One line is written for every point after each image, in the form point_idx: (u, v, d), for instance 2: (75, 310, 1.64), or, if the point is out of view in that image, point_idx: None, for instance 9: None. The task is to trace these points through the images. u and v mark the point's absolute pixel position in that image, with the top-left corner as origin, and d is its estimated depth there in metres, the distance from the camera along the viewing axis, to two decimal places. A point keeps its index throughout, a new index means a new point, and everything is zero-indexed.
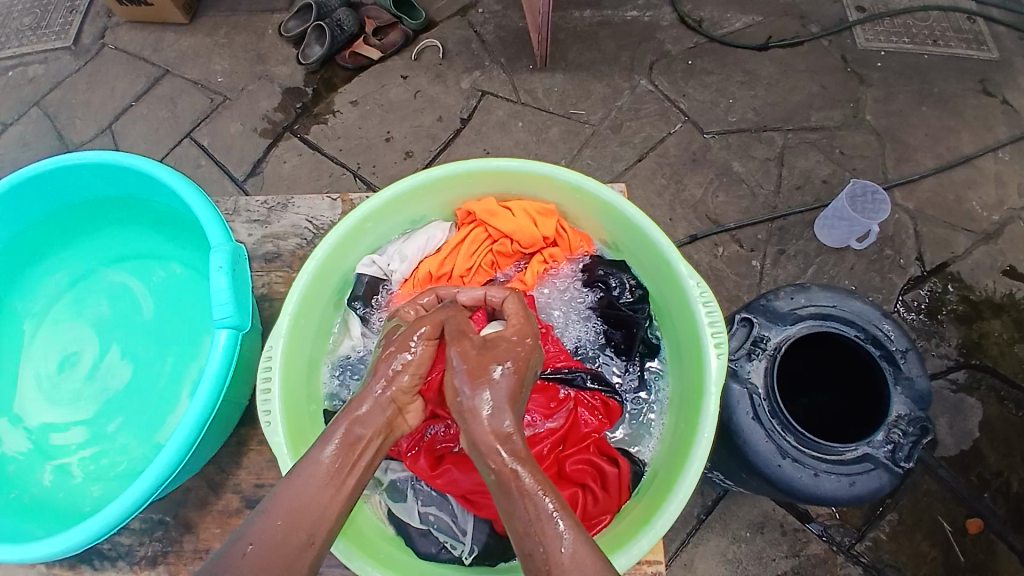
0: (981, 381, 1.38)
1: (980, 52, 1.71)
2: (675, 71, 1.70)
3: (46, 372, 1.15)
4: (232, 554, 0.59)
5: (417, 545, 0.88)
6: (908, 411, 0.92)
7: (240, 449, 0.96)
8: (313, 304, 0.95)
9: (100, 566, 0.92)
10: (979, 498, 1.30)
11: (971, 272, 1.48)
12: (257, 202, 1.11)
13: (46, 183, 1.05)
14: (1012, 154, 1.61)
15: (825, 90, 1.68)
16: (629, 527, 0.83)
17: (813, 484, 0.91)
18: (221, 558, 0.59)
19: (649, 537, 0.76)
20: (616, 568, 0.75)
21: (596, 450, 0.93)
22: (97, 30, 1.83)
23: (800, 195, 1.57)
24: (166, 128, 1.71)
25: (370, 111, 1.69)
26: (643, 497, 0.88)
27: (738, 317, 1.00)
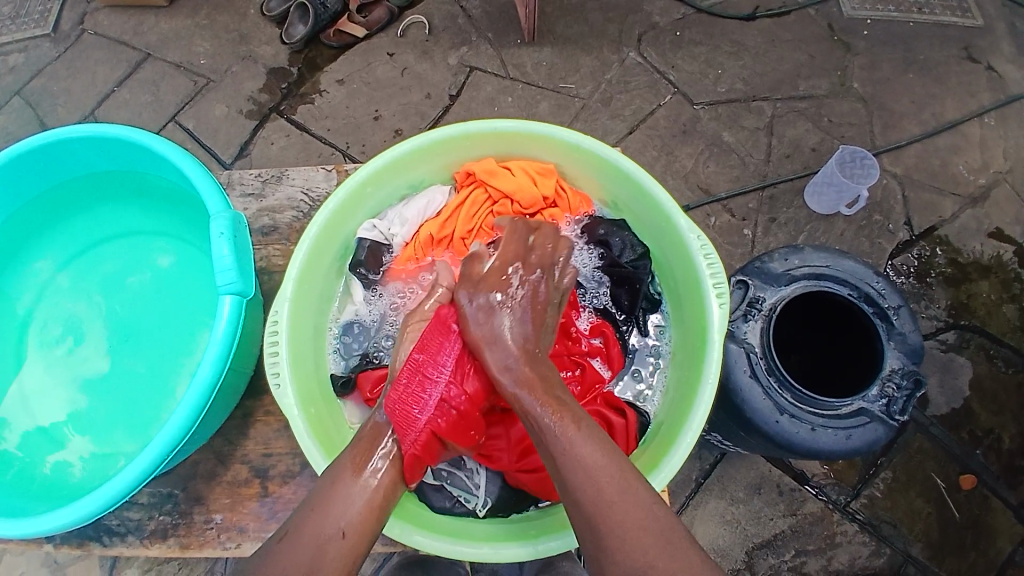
0: (969, 341, 1.41)
1: (965, 18, 1.72)
2: (663, 42, 1.70)
3: (43, 352, 1.14)
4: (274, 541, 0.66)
5: (432, 499, 0.90)
6: (901, 365, 0.94)
7: (247, 420, 0.96)
8: (316, 271, 0.96)
9: (109, 543, 0.91)
10: (971, 455, 1.33)
11: (959, 236, 1.50)
12: (251, 175, 1.10)
13: (42, 159, 1.04)
14: (996, 120, 1.63)
15: (812, 59, 1.68)
16: (636, 474, 0.85)
17: (810, 438, 0.93)
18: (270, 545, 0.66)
19: (658, 481, 0.79)
20: None
21: (603, 403, 0.95)
22: (75, 14, 1.79)
23: (789, 164, 1.58)
24: (151, 112, 1.68)
25: (357, 89, 1.67)
26: (650, 447, 0.90)
27: (734, 279, 1.01)
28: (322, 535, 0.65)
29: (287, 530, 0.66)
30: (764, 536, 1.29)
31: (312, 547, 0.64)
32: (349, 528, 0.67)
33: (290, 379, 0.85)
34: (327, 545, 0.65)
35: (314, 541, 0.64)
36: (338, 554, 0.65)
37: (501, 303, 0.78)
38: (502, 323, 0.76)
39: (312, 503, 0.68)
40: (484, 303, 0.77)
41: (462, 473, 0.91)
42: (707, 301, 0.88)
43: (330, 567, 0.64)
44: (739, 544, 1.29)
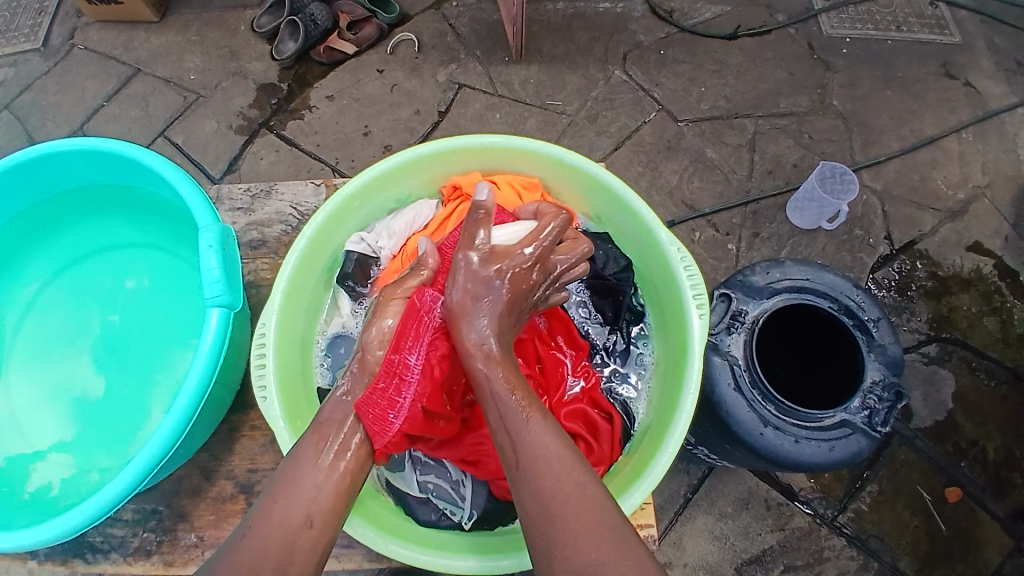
0: (952, 354, 1.43)
1: (943, 36, 1.78)
2: (648, 61, 1.73)
3: (27, 368, 1.14)
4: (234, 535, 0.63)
5: (418, 513, 0.91)
6: (883, 377, 0.95)
7: (232, 435, 0.96)
8: (304, 283, 0.97)
9: (92, 561, 0.91)
10: (956, 467, 1.35)
11: (939, 249, 1.53)
12: (240, 189, 1.11)
13: (31, 173, 1.04)
14: (974, 134, 1.67)
15: (793, 77, 1.72)
16: (623, 480, 0.86)
17: (794, 450, 0.94)
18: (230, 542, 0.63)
19: (628, 505, 0.79)
20: None
21: (589, 402, 0.98)
22: (65, 29, 1.80)
23: (772, 179, 1.61)
24: (140, 127, 1.69)
25: (347, 105, 1.69)
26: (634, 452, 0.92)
27: (716, 293, 1.03)
28: (288, 527, 0.63)
29: (249, 527, 0.63)
30: (752, 552, 1.30)
31: (278, 539, 0.62)
32: (317, 516, 0.65)
33: (277, 391, 0.85)
34: (292, 535, 0.62)
35: (278, 537, 0.61)
36: (307, 544, 0.63)
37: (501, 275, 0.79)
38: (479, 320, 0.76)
39: (273, 494, 0.66)
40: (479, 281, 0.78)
41: (447, 486, 0.93)
42: (687, 313, 0.90)
43: (300, 559, 0.61)
44: (728, 560, 1.29)
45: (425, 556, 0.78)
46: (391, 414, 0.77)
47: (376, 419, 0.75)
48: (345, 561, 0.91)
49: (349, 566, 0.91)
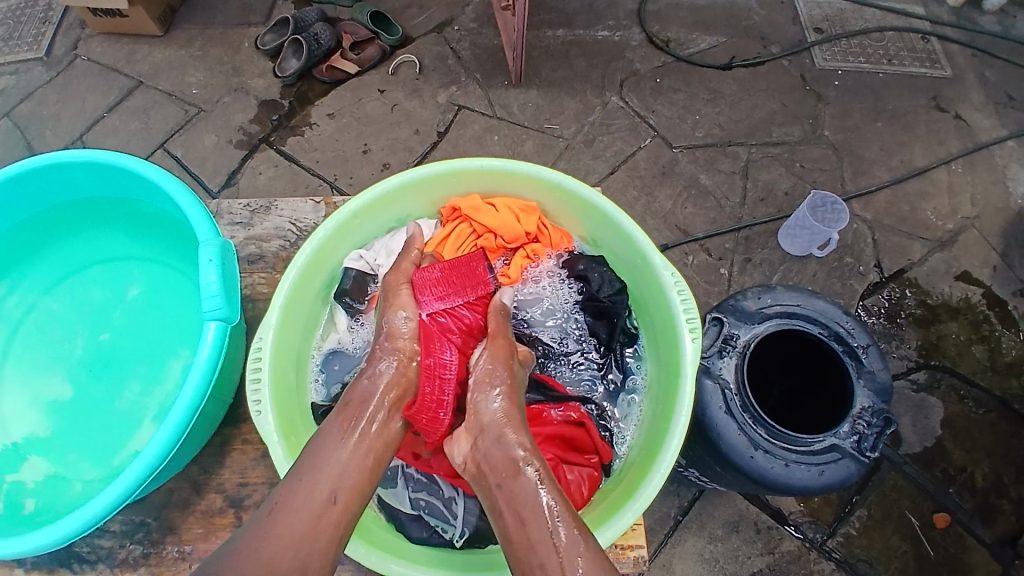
0: (940, 381, 1.45)
1: (933, 70, 1.83)
2: (644, 88, 1.77)
3: (16, 377, 1.13)
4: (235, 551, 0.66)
5: (410, 530, 0.91)
6: (872, 403, 0.97)
7: (224, 448, 0.95)
8: (302, 298, 0.98)
9: (78, 571, 0.90)
10: (945, 493, 1.36)
11: (928, 278, 1.56)
12: (240, 205, 1.12)
13: (33, 182, 1.05)
14: (963, 166, 1.71)
15: (785, 107, 1.76)
16: (614, 502, 0.87)
17: (784, 473, 0.95)
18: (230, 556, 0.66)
19: (607, 538, 0.79)
20: (602, 541, 0.79)
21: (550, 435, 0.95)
22: (69, 42, 1.82)
23: (764, 207, 1.64)
24: (140, 139, 1.70)
25: (348, 123, 1.71)
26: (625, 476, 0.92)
27: (709, 317, 1.05)
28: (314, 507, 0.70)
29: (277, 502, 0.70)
30: (742, 575, 1.29)
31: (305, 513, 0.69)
32: (339, 494, 0.72)
33: (271, 405, 0.85)
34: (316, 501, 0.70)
35: (279, 556, 0.65)
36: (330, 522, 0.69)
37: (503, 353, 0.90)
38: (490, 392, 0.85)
39: (299, 472, 0.73)
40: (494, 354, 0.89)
41: (439, 503, 0.93)
42: (680, 336, 0.91)
43: (323, 533, 0.68)
44: None
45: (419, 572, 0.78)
46: (441, 411, 0.87)
47: (429, 419, 0.86)
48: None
49: None
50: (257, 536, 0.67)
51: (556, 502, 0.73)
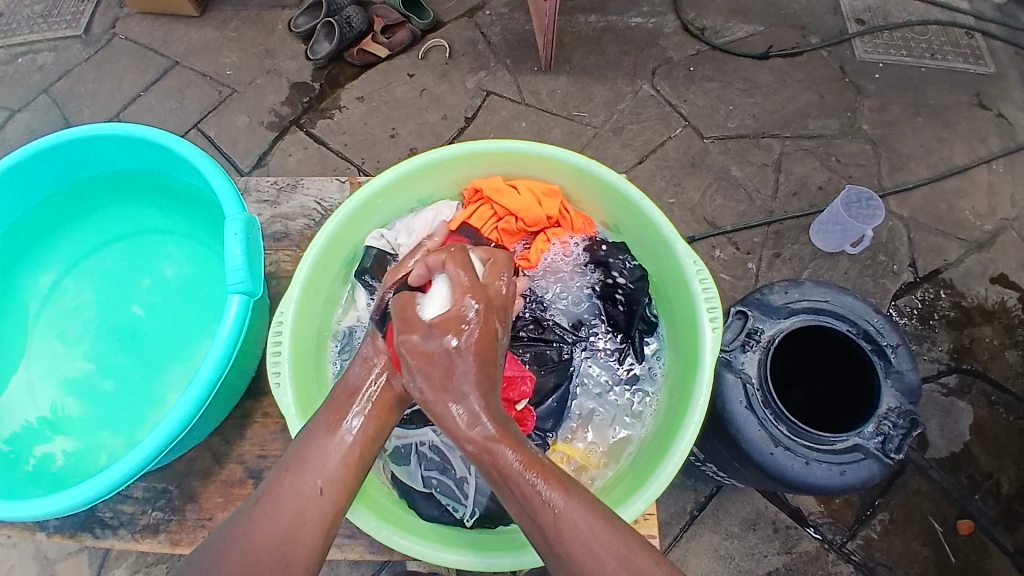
0: (971, 385, 1.40)
1: (976, 65, 1.76)
2: (677, 76, 1.74)
3: (51, 345, 1.17)
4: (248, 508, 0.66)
5: (421, 506, 0.92)
6: (898, 404, 0.93)
7: (245, 420, 0.97)
8: (324, 275, 0.99)
9: (100, 535, 0.92)
10: (969, 499, 1.32)
11: (963, 280, 1.51)
12: (268, 182, 1.13)
13: (70, 153, 1.07)
14: (1005, 165, 1.64)
15: (823, 99, 1.71)
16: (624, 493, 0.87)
17: (804, 472, 0.93)
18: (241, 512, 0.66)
19: (629, 514, 0.80)
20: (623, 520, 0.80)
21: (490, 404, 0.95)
22: (108, 21, 1.86)
23: (797, 201, 1.60)
24: (175, 119, 1.73)
25: (376, 107, 1.72)
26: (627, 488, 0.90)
27: (733, 310, 1.02)
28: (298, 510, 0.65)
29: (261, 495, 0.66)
30: (757, 573, 1.28)
31: (290, 515, 0.64)
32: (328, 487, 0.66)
33: (290, 378, 0.87)
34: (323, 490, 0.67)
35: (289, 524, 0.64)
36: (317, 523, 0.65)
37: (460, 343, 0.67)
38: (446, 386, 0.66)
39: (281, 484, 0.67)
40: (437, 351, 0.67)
41: (449, 484, 0.93)
42: (700, 325, 0.90)
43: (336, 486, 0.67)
44: None
45: (515, 557, 0.78)
46: None
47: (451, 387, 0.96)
48: (347, 551, 0.91)
49: (351, 556, 0.91)
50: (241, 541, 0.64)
51: (553, 492, 0.63)
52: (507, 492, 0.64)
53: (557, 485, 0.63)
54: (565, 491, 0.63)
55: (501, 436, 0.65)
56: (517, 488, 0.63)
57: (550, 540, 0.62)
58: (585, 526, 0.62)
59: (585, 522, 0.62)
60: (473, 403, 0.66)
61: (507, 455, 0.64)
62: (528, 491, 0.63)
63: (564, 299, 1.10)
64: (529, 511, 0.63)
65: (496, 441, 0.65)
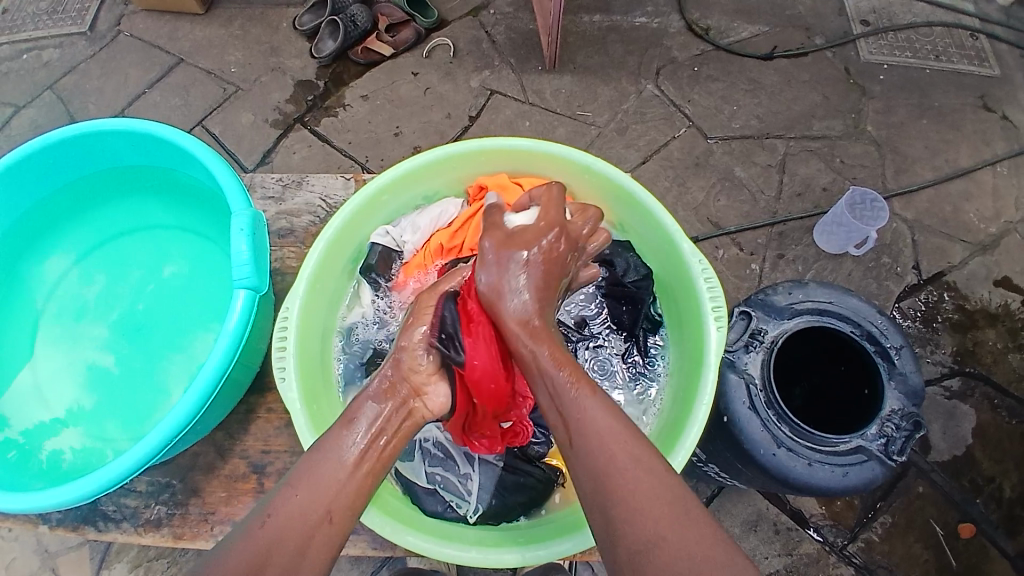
0: (974, 389, 1.40)
1: (982, 67, 1.75)
2: (681, 77, 1.73)
3: (56, 339, 1.17)
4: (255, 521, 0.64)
5: (424, 502, 0.92)
6: (902, 406, 0.93)
7: (249, 416, 0.97)
8: (329, 271, 0.99)
9: (103, 529, 0.93)
10: (971, 503, 1.32)
11: (967, 282, 1.50)
12: (273, 179, 1.13)
13: (76, 149, 1.07)
14: (1010, 168, 1.64)
15: (827, 100, 1.71)
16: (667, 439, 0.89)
17: (807, 473, 0.92)
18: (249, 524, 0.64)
19: (676, 462, 0.82)
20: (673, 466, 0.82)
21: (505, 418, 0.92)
22: (113, 17, 1.86)
23: (801, 202, 1.59)
24: (179, 115, 1.73)
25: (380, 106, 1.72)
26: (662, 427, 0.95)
27: (737, 309, 1.02)
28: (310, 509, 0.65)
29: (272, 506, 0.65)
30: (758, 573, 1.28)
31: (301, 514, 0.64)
32: (338, 491, 0.67)
33: (296, 373, 0.87)
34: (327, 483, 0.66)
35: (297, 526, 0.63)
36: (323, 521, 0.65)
37: (529, 260, 0.79)
38: (514, 281, 0.78)
39: (292, 483, 0.67)
40: (502, 259, 0.80)
41: (453, 480, 0.95)
42: (705, 323, 0.90)
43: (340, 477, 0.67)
44: None
45: (521, 554, 0.78)
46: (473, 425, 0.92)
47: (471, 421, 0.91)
48: (350, 547, 0.91)
49: (354, 552, 0.91)
50: (250, 538, 0.62)
51: (581, 388, 0.70)
52: (544, 388, 0.72)
53: (583, 383, 0.71)
54: (591, 390, 0.71)
55: (545, 333, 0.76)
56: (555, 380, 0.72)
57: (571, 438, 0.68)
58: (603, 424, 0.67)
59: (602, 421, 0.68)
60: (528, 295, 0.78)
61: (546, 354, 0.74)
62: (556, 386, 0.71)
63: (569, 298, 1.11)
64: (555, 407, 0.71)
65: (537, 343, 0.75)
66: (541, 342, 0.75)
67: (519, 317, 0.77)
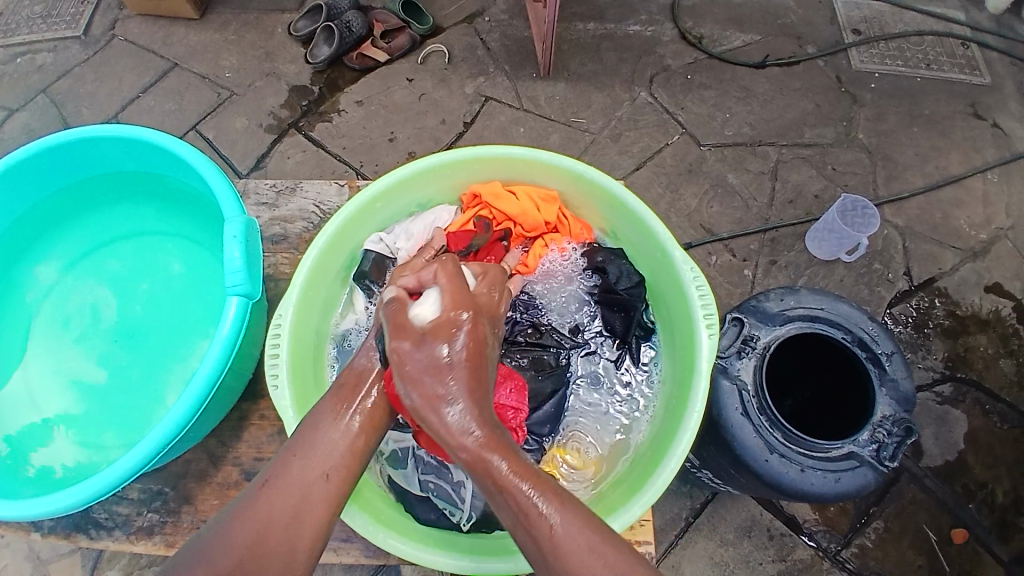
0: (966, 395, 1.41)
1: (972, 76, 1.77)
2: (674, 84, 1.75)
3: (48, 346, 1.16)
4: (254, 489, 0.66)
5: (418, 511, 0.92)
6: (893, 412, 0.94)
7: (241, 423, 0.97)
8: (323, 277, 0.99)
9: (95, 536, 0.92)
10: (963, 508, 1.33)
11: (958, 289, 1.52)
12: (267, 185, 1.13)
13: (69, 154, 1.07)
14: (1000, 175, 1.66)
15: (819, 108, 1.73)
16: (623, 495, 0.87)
17: (799, 479, 0.93)
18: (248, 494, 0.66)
19: (620, 523, 0.79)
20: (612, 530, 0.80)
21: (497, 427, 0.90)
22: (107, 22, 1.86)
23: (793, 209, 1.60)
24: (173, 120, 1.73)
25: (375, 111, 1.72)
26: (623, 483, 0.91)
27: (729, 316, 1.02)
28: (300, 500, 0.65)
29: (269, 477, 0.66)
30: None
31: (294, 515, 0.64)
32: (334, 472, 0.67)
33: (288, 381, 0.87)
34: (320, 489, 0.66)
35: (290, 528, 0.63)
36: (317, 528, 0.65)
37: (452, 356, 0.65)
38: (447, 390, 0.64)
39: (293, 449, 0.68)
40: (426, 361, 0.65)
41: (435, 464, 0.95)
42: (697, 331, 0.90)
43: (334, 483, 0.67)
44: None
45: (513, 561, 0.79)
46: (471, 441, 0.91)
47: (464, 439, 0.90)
48: (343, 555, 0.91)
49: (347, 560, 0.91)
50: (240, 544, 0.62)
51: (547, 510, 0.62)
52: (503, 503, 0.62)
53: (553, 501, 0.62)
54: (557, 503, 0.62)
55: (494, 444, 0.63)
56: (516, 495, 0.62)
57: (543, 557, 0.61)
58: (578, 540, 0.61)
59: (577, 536, 0.61)
60: (465, 403, 0.64)
61: (500, 466, 0.62)
62: (523, 502, 0.62)
63: (562, 304, 1.11)
64: (523, 526, 0.62)
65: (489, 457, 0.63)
66: (489, 457, 0.63)
67: (457, 428, 0.63)
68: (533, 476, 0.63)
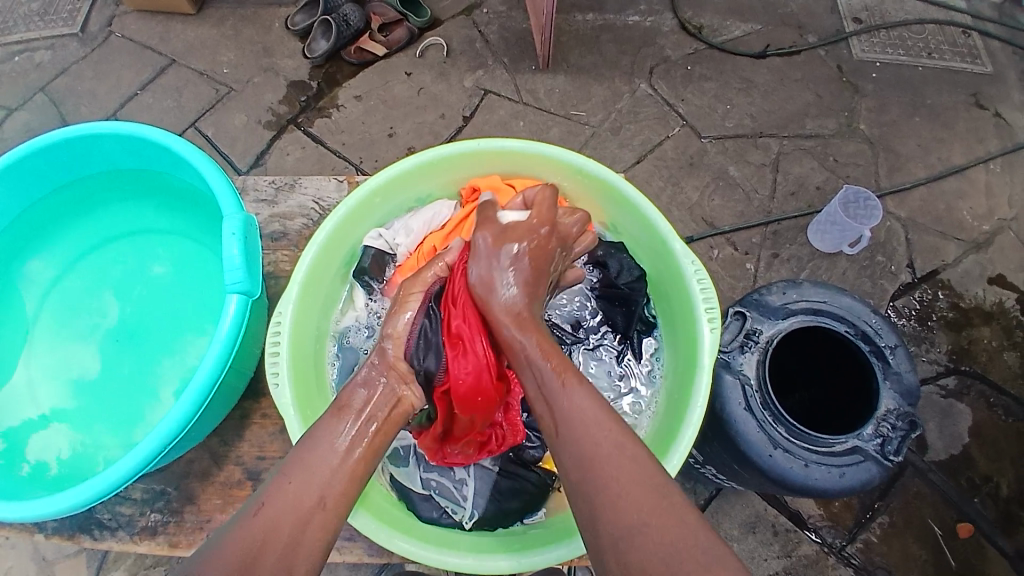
0: (970, 388, 1.41)
1: (974, 65, 1.76)
2: (675, 76, 1.73)
3: (47, 344, 1.16)
4: (249, 510, 0.64)
5: (420, 509, 0.92)
6: (897, 405, 0.93)
7: (243, 421, 0.97)
8: (323, 273, 0.98)
9: (98, 537, 0.92)
10: (969, 503, 1.32)
11: (960, 280, 1.51)
12: (265, 181, 1.12)
13: (67, 152, 1.06)
14: (1002, 165, 1.65)
15: (821, 99, 1.71)
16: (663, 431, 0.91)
17: (804, 474, 0.92)
18: (242, 514, 0.64)
19: (672, 468, 0.82)
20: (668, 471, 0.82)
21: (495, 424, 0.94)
22: (104, 18, 1.85)
23: (795, 201, 1.60)
24: (172, 117, 1.72)
25: (374, 106, 1.71)
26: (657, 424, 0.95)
27: (731, 310, 1.02)
28: (302, 509, 0.64)
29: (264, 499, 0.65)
30: None
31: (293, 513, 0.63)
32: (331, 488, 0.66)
33: (289, 379, 0.86)
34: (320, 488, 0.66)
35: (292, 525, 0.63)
36: (320, 531, 0.64)
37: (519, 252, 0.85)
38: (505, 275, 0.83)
39: (285, 471, 0.68)
40: (497, 252, 0.85)
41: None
42: (699, 326, 0.90)
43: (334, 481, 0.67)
44: None
45: (517, 559, 0.78)
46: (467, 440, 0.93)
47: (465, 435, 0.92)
48: (346, 553, 0.91)
49: (350, 559, 0.91)
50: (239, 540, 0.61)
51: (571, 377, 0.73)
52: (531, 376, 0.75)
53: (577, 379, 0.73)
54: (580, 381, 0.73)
55: (535, 327, 0.79)
56: (543, 371, 0.74)
57: (558, 428, 0.70)
58: (589, 413, 0.69)
59: (590, 411, 0.69)
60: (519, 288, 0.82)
61: (530, 342, 0.77)
62: (545, 377, 0.73)
63: (562, 300, 1.10)
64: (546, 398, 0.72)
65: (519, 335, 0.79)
66: (526, 331, 0.79)
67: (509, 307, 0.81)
68: (560, 359, 0.76)
